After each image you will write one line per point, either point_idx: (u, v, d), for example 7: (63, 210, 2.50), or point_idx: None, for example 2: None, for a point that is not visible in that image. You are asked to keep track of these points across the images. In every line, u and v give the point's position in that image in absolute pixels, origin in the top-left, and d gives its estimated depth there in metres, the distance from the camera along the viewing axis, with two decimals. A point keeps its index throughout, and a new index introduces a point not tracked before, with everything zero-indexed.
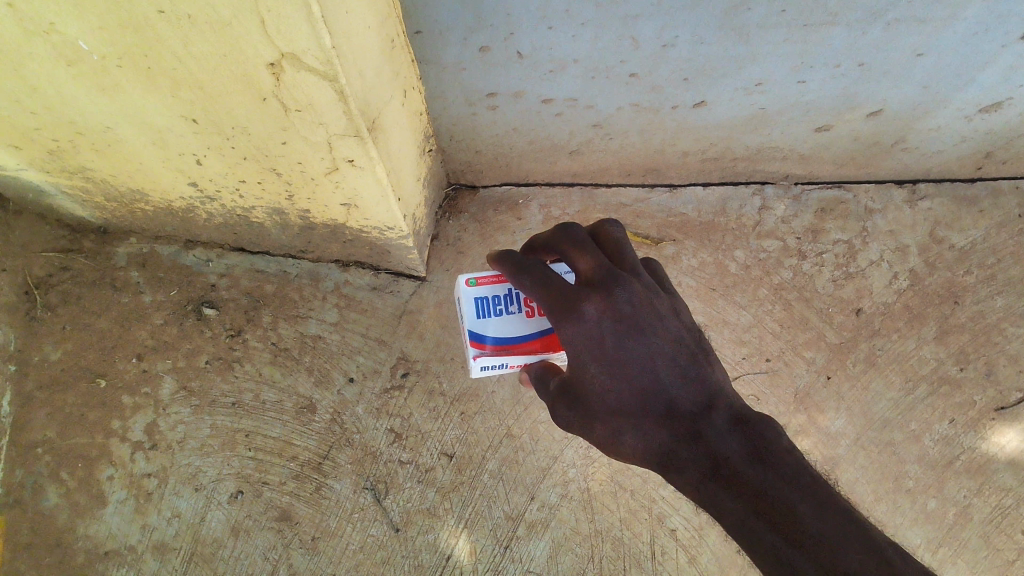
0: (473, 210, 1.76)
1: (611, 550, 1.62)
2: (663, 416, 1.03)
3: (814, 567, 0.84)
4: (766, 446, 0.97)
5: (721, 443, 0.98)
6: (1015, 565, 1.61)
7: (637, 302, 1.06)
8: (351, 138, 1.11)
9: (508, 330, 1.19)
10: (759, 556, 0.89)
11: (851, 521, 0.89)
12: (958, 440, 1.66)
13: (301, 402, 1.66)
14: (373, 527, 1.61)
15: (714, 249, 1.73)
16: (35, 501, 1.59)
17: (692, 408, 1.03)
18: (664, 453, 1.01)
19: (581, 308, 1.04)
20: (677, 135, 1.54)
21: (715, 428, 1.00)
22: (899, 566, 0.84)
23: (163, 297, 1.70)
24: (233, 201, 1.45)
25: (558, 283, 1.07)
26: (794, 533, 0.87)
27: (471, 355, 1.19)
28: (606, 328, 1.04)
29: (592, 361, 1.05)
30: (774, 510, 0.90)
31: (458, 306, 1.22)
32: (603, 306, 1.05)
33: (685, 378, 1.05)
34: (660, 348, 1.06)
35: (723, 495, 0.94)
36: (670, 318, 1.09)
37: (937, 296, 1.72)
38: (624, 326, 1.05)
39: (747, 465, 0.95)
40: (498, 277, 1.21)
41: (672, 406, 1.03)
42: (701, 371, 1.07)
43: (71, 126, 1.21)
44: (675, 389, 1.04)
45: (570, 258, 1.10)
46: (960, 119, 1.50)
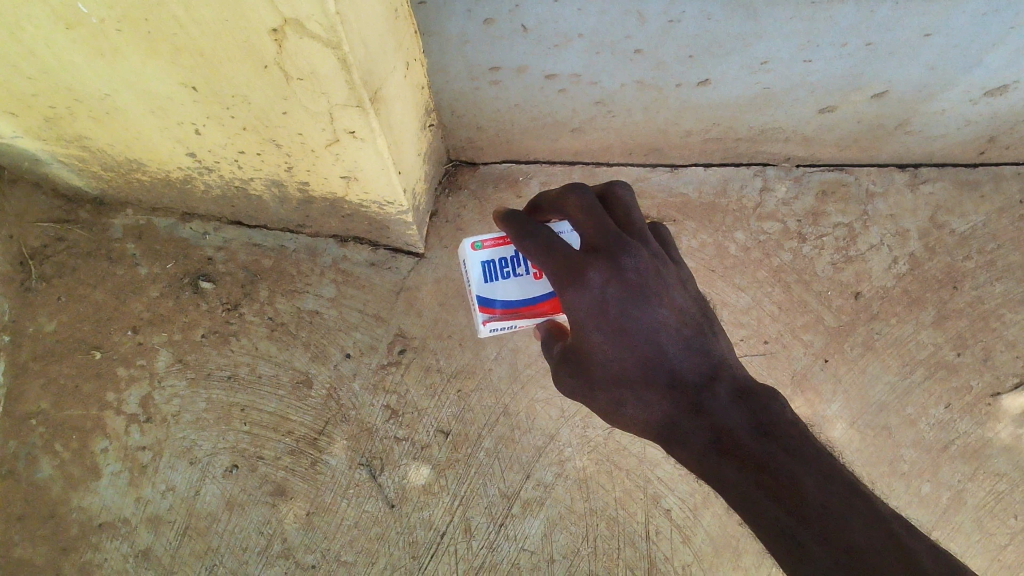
0: (473, 186, 1.75)
1: (606, 528, 1.63)
2: (667, 387, 1.06)
3: (821, 541, 0.86)
4: (770, 419, 1.00)
5: (724, 415, 1.01)
6: (1005, 549, 1.62)
7: (644, 271, 1.05)
8: (353, 109, 1.10)
9: (516, 293, 1.19)
10: (763, 529, 0.91)
11: (857, 495, 0.90)
12: (953, 425, 1.66)
13: (297, 376, 1.65)
14: (368, 503, 1.61)
15: (715, 230, 1.72)
16: (30, 472, 1.60)
17: (696, 379, 1.06)
18: (667, 424, 1.05)
19: (586, 274, 1.03)
20: (680, 114, 1.53)
21: (718, 402, 1.03)
22: (906, 540, 0.86)
23: (159, 270, 1.68)
24: (231, 172, 1.44)
25: (562, 247, 1.05)
26: (799, 506, 0.89)
27: (480, 320, 1.20)
28: (611, 296, 1.03)
29: (594, 328, 1.05)
30: (778, 483, 0.92)
31: (463, 268, 1.21)
32: (608, 272, 1.03)
33: (689, 349, 1.07)
34: (665, 318, 1.06)
35: (729, 467, 0.96)
36: (675, 286, 1.09)
37: (936, 281, 1.71)
38: (629, 295, 1.04)
39: (752, 439, 0.97)
40: (504, 238, 1.20)
41: (675, 376, 1.06)
42: (705, 341, 1.09)
43: (68, 92, 1.19)
44: (679, 360, 1.06)
45: (576, 221, 1.08)
46: (965, 102, 1.49)
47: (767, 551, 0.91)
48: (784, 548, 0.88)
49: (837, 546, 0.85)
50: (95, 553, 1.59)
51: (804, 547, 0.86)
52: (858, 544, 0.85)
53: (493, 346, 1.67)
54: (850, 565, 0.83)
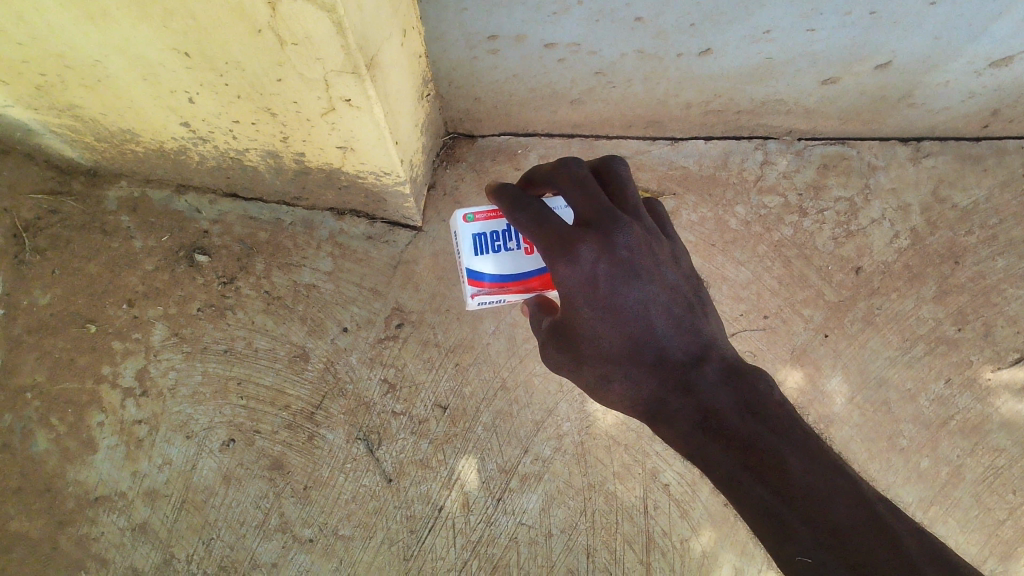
0: (470, 159, 1.73)
1: (604, 503, 1.63)
2: (654, 364, 1.04)
3: (807, 522, 0.86)
4: (758, 398, 0.98)
5: (711, 394, 1.00)
6: (1003, 525, 1.62)
7: (636, 247, 1.04)
8: (349, 75, 1.08)
9: (508, 267, 1.18)
10: (748, 507, 0.91)
11: (842, 473, 0.90)
12: (953, 400, 1.66)
13: (294, 350, 1.64)
14: (365, 477, 1.60)
15: (715, 203, 1.70)
16: (25, 445, 1.59)
17: (684, 357, 1.04)
18: (654, 402, 1.04)
19: (576, 248, 1.00)
20: (681, 85, 1.51)
21: (706, 380, 1.01)
22: (889, 521, 0.87)
23: (154, 242, 1.67)
24: (225, 142, 1.42)
25: (554, 220, 1.03)
26: (785, 486, 0.89)
27: (469, 294, 1.19)
28: (602, 272, 1.02)
29: (583, 305, 1.03)
30: (765, 463, 0.91)
31: (453, 241, 1.19)
32: (599, 248, 1.01)
33: (679, 327, 1.05)
34: (654, 295, 1.05)
35: (714, 446, 0.95)
36: (667, 262, 1.08)
37: (937, 256, 1.70)
38: (619, 271, 1.02)
39: (739, 419, 0.96)
40: (496, 212, 1.18)
41: (663, 355, 1.04)
42: (696, 320, 1.07)
43: (59, 59, 1.17)
44: (668, 337, 1.05)
45: (568, 195, 1.06)
46: (969, 74, 1.47)
47: (749, 528, 0.92)
48: (768, 527, 0.89)
49: (822, 528, 0.85)
50: (92, 526, 1.59)
51: (790, 527, 0.87)
52: (843, 524, 0.86)
53: (491, 320, 1.66)
54: (834, 547, 0.84)
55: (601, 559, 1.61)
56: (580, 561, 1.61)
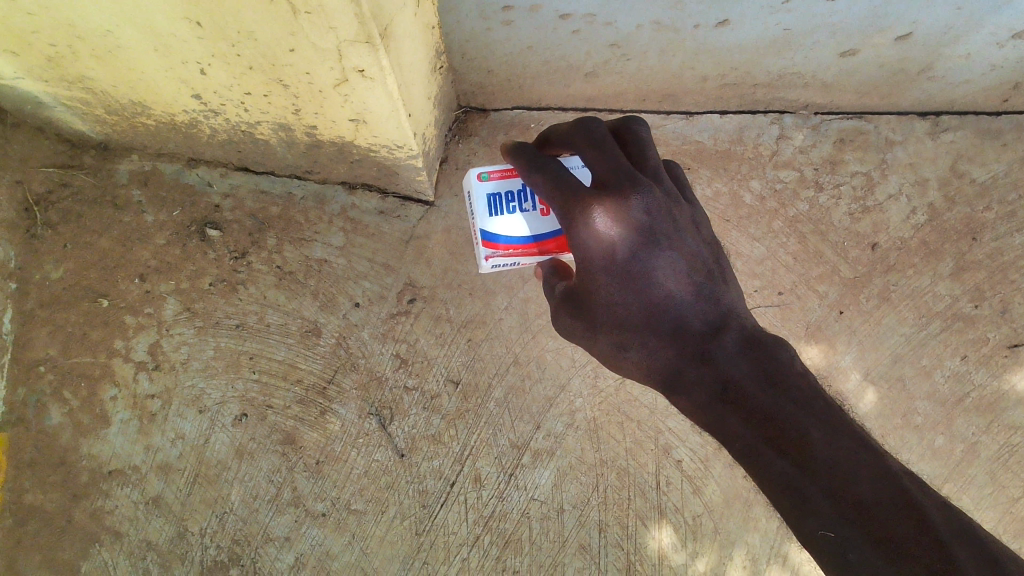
0: (483, 133, 1.72)
1: (616, 479, 1.62)
2: (671, 333, 1.04)
3: (828, 496, 0.85)
4: (778, 369, 0.97)
5: (730, 364, 0.99)
6: (1018, 502, 1.62)
7: (656, 212, 1.02)
8: (362, 45, 1.07)
9: (523, 229, 1.17)
10: (768, 480, 0.91)
11: (864, 445, 0.89)
12: (969, 377, 1.64)
13: (306, 325, 1.63)
14: (377, 452, 1.61)
15: (730, 178, 1.69)
16: (39, 419, 1.60)
17: (702, 327, 1.03)
18: (669, 371, 1.03)
19: (592, 211, 1.00)
20: (697, 57, 1.49)
21: (724, 352, 1.00)
22: (914, 493, 0.85)
23: (165, 217, 1.66)
24: (237, 115, 1.41)
25: (570, 182, 1.03)
26: (805, 459, 0.88)
27: (483, 255, 1.18)
28: (620, 237, 1.01)
29: (601, 271, 1.03)
30: (784, 437, 0.90)
31: (468, 200, 1.18)
32: (617, 213, 1.00)
33: (698, 296, 1.05)
34: (674, 261, 1.04)
35: (733, 418, 0.95)
36: (687, 228, 1.07)
37: (955, 232, 1.68)
38: (638, 237, 1.01)
39: (758, 389, 0.95)
40: (511, 171, 1.17)
41: (682, 324, 1.04)
42: (715, 289, 1.06)
43: (71, 30, 1.16)
44: (686, 306, 1.04)
45: (587, 156, 1.05)
46: (991, 46, 1.45)
47: (769, 500, 0.92)
48: (789, 501, 0.88)
49: (844, 502, 0.85)
50: (106, 500, 1.59)
51: (811, 502, 0.86)
52: (866, 498, 0.84)
53: (503, 295, 1.65)
54: (856, 522, 0.83)
55: (612, 535, 1.61)
56: (592, 536, 1.61)
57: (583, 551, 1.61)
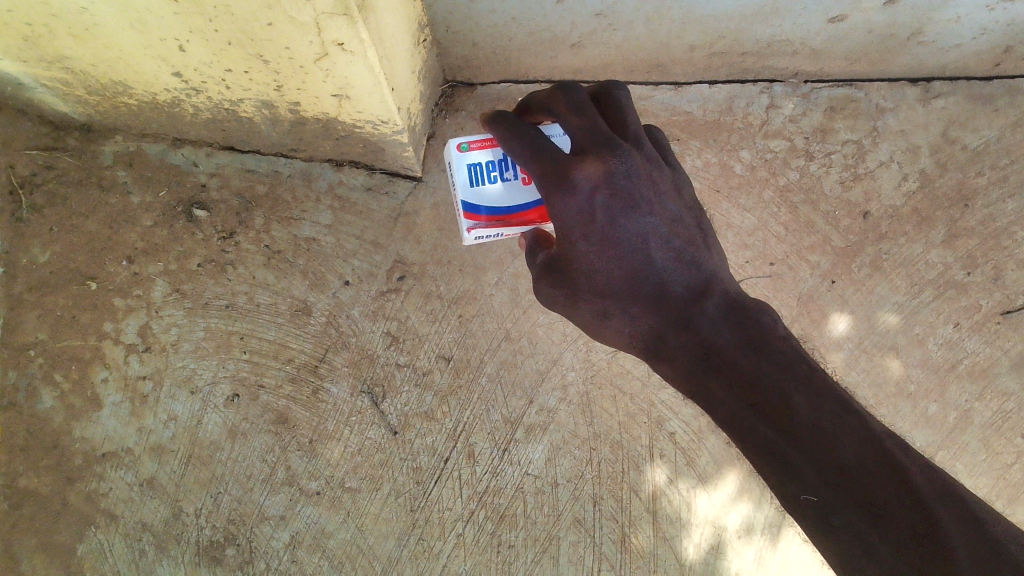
0: (470, 107, 1.70)
1: (609, 452, 1.62)
2: (653, 300, 1.03)
3: (810, 461, 0.84)
4: (761, 334, 0.97)
5: (713, 330, 0.98)
6: (1011, 468, 1.62)
7: (635, 176, 1.02)
8: (340, 16, 1.05)
9: (504, 198, 1.17)
10: (752, 447, 0.90)
11: (848, 409, 0.88)
12: (962, 344, 1.64)
13: (296, 305, 1.63)
14: (370, 430, 1.60)
15: (719, 149, 1.67)
16: (31, 403, 1.60)
17: (684, 293, 1.03)
18: (653, 338, 1.04)
19: (574, 177, 0.99)
20: (684, 26, 1.47)
21: (706, 316, 1.00)
22: (898, 457, 0.84)
23: (152, 198, 1.65)
24: (219, 92, 1.39)
25: (551, 149, 1.01)
26: (786, 424, 0.87)
27: (465, 228, 1.17)
28: (599, 203, 1.00)
29: (580, 238, 1.03)
30: (767, 402, 0.89)
31: (447, 171, 1.17)
32: (598, 177, 0.99)
33: (680, 260, 1.05)
34: (654, 226, 1.04)
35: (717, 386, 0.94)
36: (667, 193, 1.06)
37: (947, 199, 1.67)
38: (618, 202, 1.01)
39: (741, 354, 0.95)
40: (491, 141, 1.16)
41: (663, 289, 1.04)
42: (697, 253, 1.06)
43: (45, 7, 1.15)
44: (668, 271, 1.04)
45: (567, 122, 1.04)
46: (981, 9, 1.43)
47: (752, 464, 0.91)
48: (772, 465, 0.88)
49: (827, 469, 0.83)
50: (100, 482, 1.60)
51: (793, 467, 0.85)
52: (849, 463, 0.83)
53: (494, 271, 1.64)
54: (839, 486, 0.83)
55: (607, 508, 1.62)
56: (587, 510, 1.61)
57: (577, 524, 1.61)
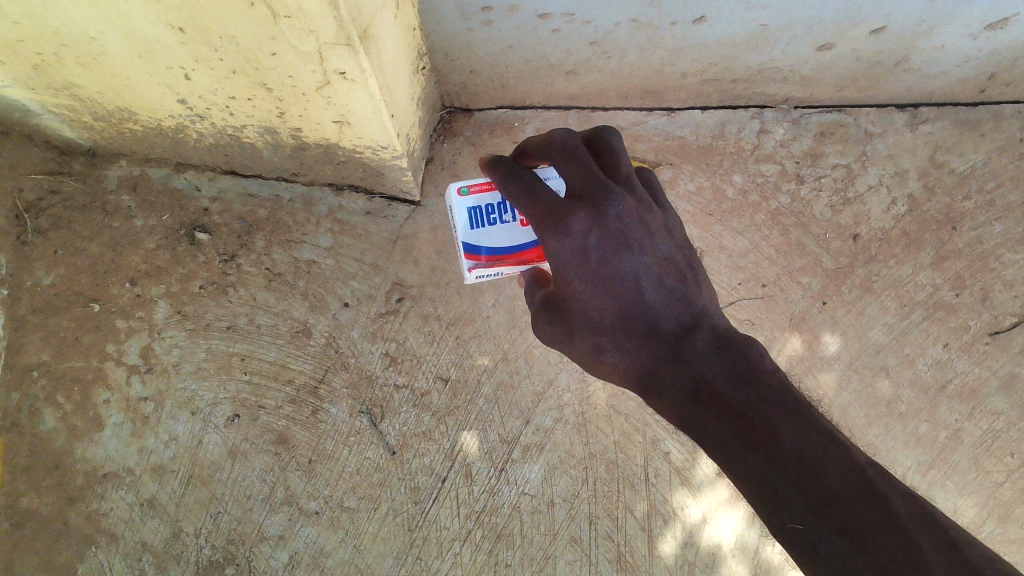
0: (468, 133, 1.73)
1: (605, 472, 1.64)
2: (645, 335, 1.05)
3: (798, 489, 0.86)
4: (750, 367, 0.98)
5: (703, 363, 1.00)
6: (1001, 487, 1.64)
7: (628, 218, 1.05)
8: (343, 47, 1.09)
9: (503, 239, 1.22)
10: (741, 474, 0.91)
11: (834, 440, 0.90)
12: (951, 365, 1.67)
13: (296, 326, 1.65)
14: (369, 450, 1.62)
15: (712, 173, 1.71)
16: (33, 424, 1.61)
17: (675, 328, 1.04)
18: (645, 373, 1.04)
19: (568, 221, 1.04)
20: (676, 54, 1.51)
21: (696, 351, 1.02)
22: (882, 487, 0.87)
23: (155, 221, 1.68)
24: (223, 119, 1.43)
25: (546, 195, 1.07)
26: (774, 453, 0.89)
27: (466, 267, 1.22)
28: (593, 244, 1.04)
29: (576, 277, 1.06)
30: (757, 432, 0.91)
31: (449, 214, 1.22)
32: (591, 220, 1.03)
33: (671, 297, 1.06)
34: (646, 265, 1.06)
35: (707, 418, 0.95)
36: (658, 233, 1.10)
37: (935, 222, 1.70)
38: (611, 241, 1.04)
39: (730, 387, 0.96)
40: (490, 185, 1.21)
41: (655, 325, 1.05)
42: (687, 290, 1.08)
43: (55, 37, 1.18)
44: (660, 307, 1.06)
45: (560, 165, 1.08)
46: (964, 37, 1.47)
47: (742, 495, 0.93)
48: (760, 495, 0.89)
49: (814, 494, 0.85)
50: (101, 502, 1.61)
51: (781, 496, 0.87)
52: (835, 491, 0.85)
53: (490, 293, 1.67)
54: (826, 515, 0.84)
55: (602, 527, 1.63)
56: (583, 529, 1.63)
57: (574, 543, 1.63)
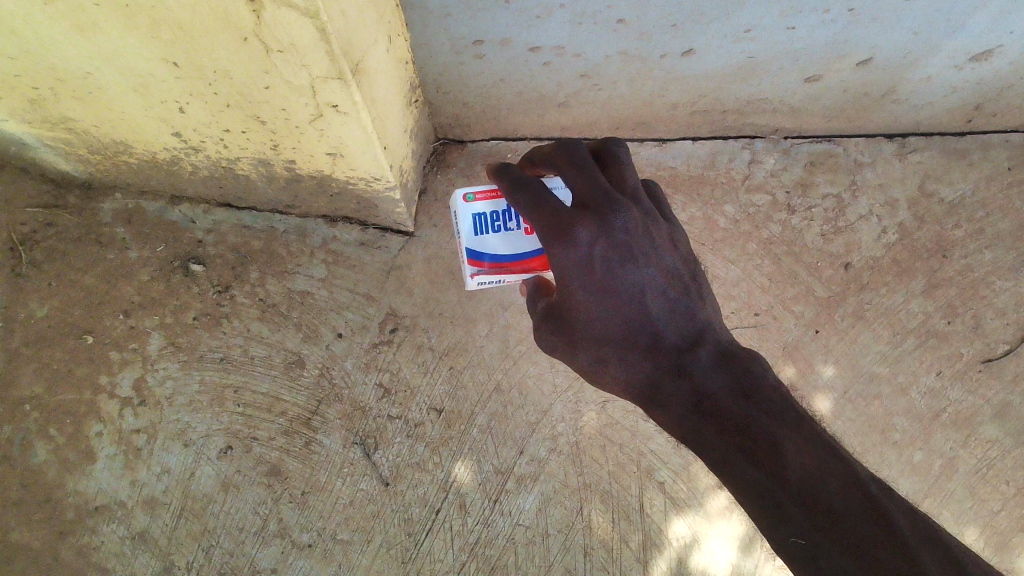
0: (461, 164, 1.75)
1: (600, 503, 1.63)
2: (649, 348, 1.06)
3: (798, 503, 0.87)
4: (753, 383, 1.00)
5: (705, 377, 1.02)
6: (997, 516, 1.63)
7: (633, 229, 1.05)
8: (335, 81, 1.10)
9: (507, 247, 1.21)
10: (741, 489, 0.92)
11: (834, 455, 0.92)
12: (944, 393, 1.67)
13: (289, 357, 1.65)
14: (362, 481, 1.62)
15: (704, 203, 1.72)
16: (25, 456, 1.61)
17: (678, 342, 1.06)
18: (649, 386, 1.05)
19: (574, 231, 1.02)
20: (666, 86, 1.53)
21: (699, 364, 1.03)
22: (882, 500, 0.88)
23: (149, 253, 1.68)
24: (217, 152, 1.44)
25: (552, 202, 1.06)
26: (775, 466, 0.90)
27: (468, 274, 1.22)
28: (598, 255, 1.03)
29: (580, 287, 1.05)
30: (758, 445, 0.93)
31: (454, 219, 1.21)
32: (597, 231, 1.03)
33: (675, 310, 1.07)
34: (653, 281, 1.07)
35: (706, 427, 0.97)
36: (663, 246, 1.10)
37: (925, 250, 1.71)
38: (616, 254, 1.04)
39: (733, 402, 0.98)
40: (494, 192, 1.21)
41: (658, 338, 1.06)
42: (691, 303, 1.09)
43: (51, 72, 1.20)
44: (663, 321, 1.07)
45: (568, 176, 1.08)
46: (950, 69, 1.49)
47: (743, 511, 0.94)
48: (761, 509, 0.90)
49: (813, 507, 0.87)
50: (92, 536, 1.60)
51: (782, 509, 0.88)
52: (836, 505, 0.87)
53: (484, 323, 1.67)
54: (825, 528, 0.85)
55: (598, 558, 1.62)
56: (578, 560, 1.62)
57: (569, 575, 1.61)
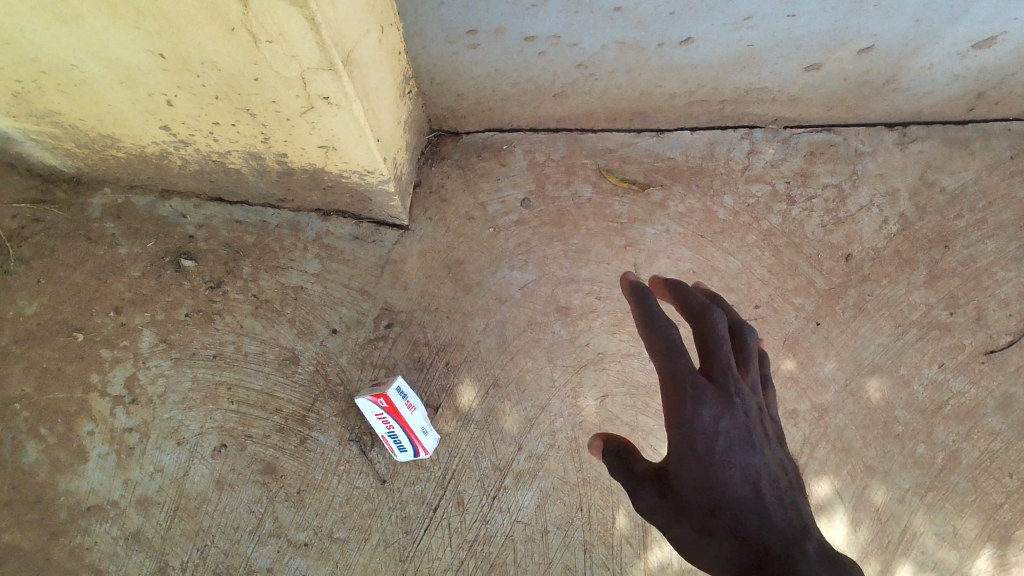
0: (456, 156, 1.72)
1: (600, 498, 1.61)
2: (704, 489, 0.85)
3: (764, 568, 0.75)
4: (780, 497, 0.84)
5: (738, 483, 0.85)
6: (1001, 509, 1.62)
7: (749, 415, 0.90)
8: (326, 72, 1.08)
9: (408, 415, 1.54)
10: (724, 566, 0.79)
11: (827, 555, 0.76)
12: (947, 385, 1.65)
13: (283, 354, 1.63)
14: (359, 479, 1.60)
15: (702, 194, 1.70)
16: (15, 457, 1.58)
17: (746, 493, 0.84)
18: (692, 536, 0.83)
19: (678, 363, 0.90)
20: (664, 75, 1.50)
21: (739, 491, 0.84)
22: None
23: (139, 249, 1.66)
24: (207, 145, 1.42)
25: (660, 317, 0.97)
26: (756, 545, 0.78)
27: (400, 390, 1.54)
28: (690, 392, 0.88)
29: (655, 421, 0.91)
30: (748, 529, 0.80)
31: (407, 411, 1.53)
32: (712, 392, 0.89)
33: (778, 499, 0.84)
34: (766, 467, 0.88)
35: (710, 551, 0.81)
36: (773, 437, 0.92)
37: (927, 240, 1.69)
38: (714, 399, 0.89)
39: (744, 492, 0.84)
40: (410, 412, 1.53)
41: (722, 497, 0.84)
42: (799, 501, 0.86)
43: (35, 64, 1.17)
44: (741, 486, 0.85)
45: (695, 309, 0.99)
46: (952, 56, 1.47)
47: None
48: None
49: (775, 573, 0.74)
50: (84, 536, 1.58)
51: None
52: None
53: (480, 317, 1.65)
54: None
55: (598, 555, 1.60)
56: (578, 557, 1.60)
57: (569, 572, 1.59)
